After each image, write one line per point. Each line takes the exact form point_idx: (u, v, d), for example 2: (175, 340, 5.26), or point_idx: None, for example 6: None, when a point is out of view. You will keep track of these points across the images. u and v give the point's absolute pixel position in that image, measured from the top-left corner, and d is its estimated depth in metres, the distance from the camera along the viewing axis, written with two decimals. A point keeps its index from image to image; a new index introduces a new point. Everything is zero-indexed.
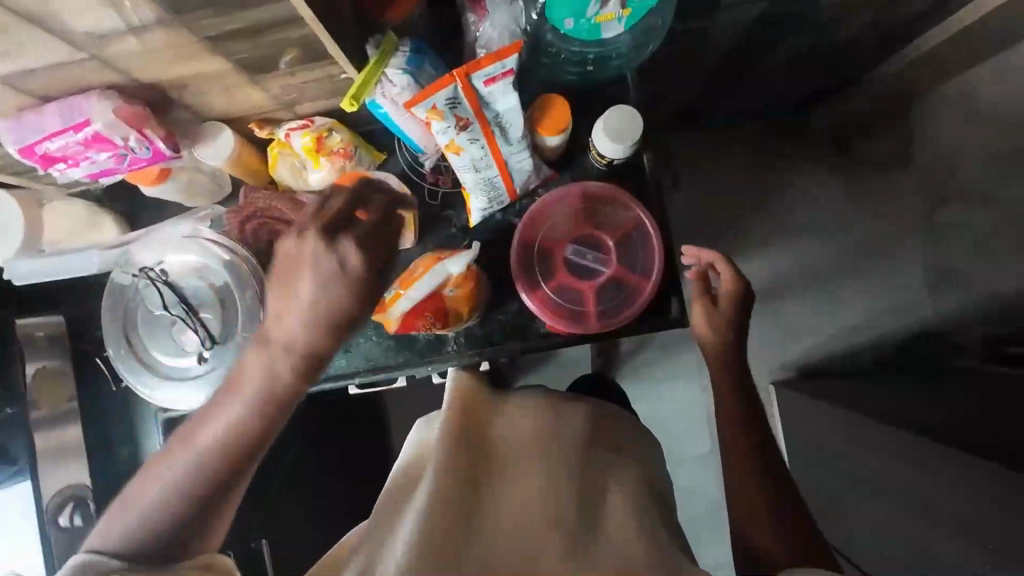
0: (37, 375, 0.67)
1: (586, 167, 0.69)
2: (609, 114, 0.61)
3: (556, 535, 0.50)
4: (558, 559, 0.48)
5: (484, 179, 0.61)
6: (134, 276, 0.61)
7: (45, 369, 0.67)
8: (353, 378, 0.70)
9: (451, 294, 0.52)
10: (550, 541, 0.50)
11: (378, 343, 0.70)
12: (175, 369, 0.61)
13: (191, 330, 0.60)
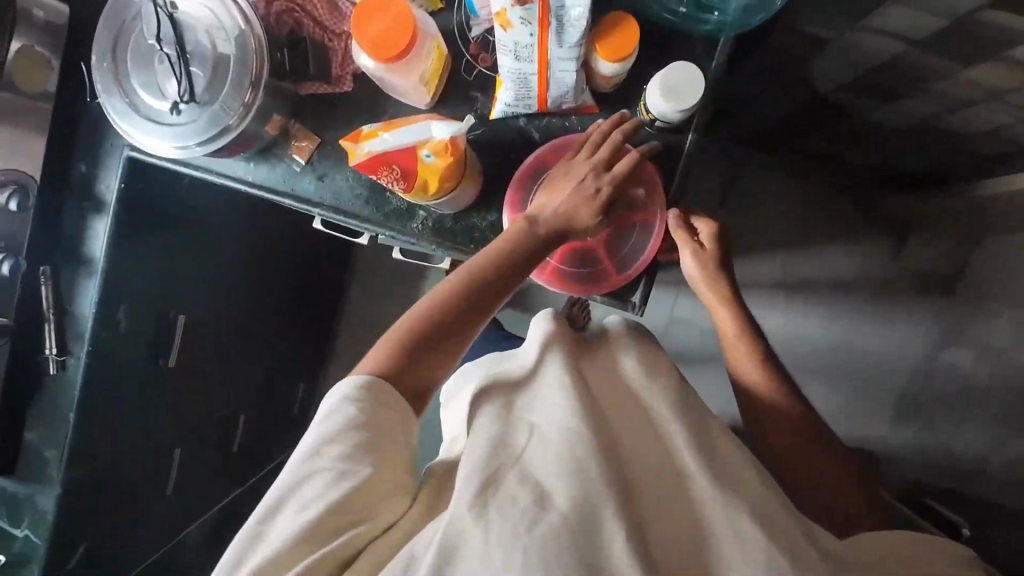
0: (21, 52, 0.67)
1: (629, 116, 0.64)
2: (673, 68, 0.56)
3: (677, 487, 0.47)
4: (686, 510, 0.46)
5: (521, 72, 0.56)
6: None
7: (31, 51, 0.68)
8: (312, 207, 0.68)
9: (427, 159, 0.49)
10: (673, 492, 0.47)
11: (350, 186, 0.68)
12: (145, 105, 0.60)
13: (175, 75, 0.58)
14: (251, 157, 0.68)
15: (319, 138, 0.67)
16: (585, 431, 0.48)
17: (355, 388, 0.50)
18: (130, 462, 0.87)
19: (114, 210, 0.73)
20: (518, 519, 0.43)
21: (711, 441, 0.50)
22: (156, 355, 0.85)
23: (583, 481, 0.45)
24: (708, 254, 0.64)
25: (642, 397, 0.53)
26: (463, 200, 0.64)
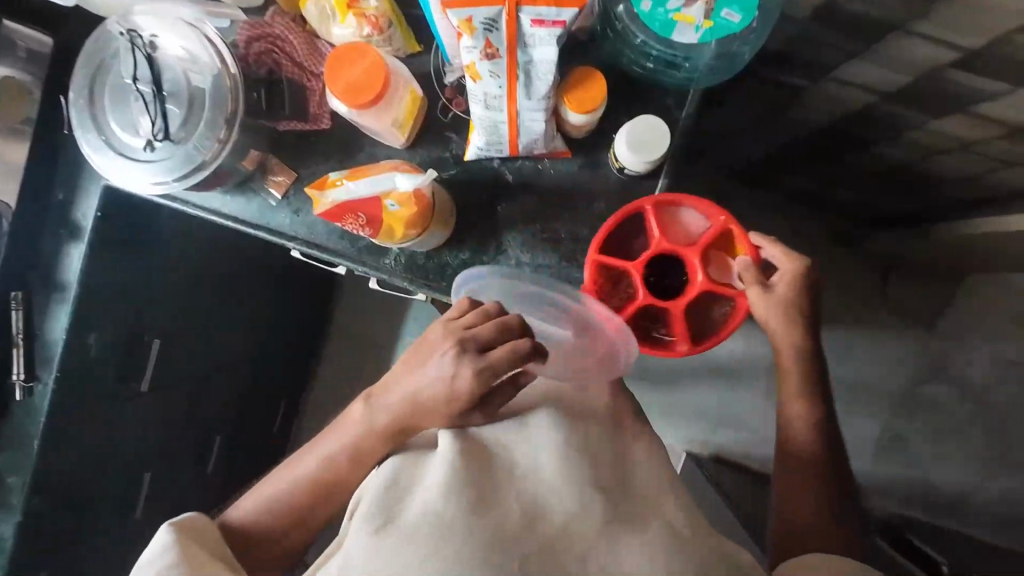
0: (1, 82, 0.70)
1: (600, 159, 0.65)
2: (642, 120, 0.57)
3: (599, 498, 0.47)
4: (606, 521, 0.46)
5: (491, 120, 0.58)
6: (121, 35, 0.59)
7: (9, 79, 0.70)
8: (288, 240, 0.69)
9: (391, 208, 0.50)
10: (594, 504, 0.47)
11: (326, 221, 0.69)
12: (120, 141, 0.60)
13: (150, 114, 0.59)
14: (228, 191, 0.69)
15: (296, 173, 0.68)
16: (494, 460, 0.50)
17: (179, 522, 0.54)
18: (99, 487, 0.86)
19: (89, 237, 0.73)
20: (404, 542, 0.44)
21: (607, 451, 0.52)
22: (129, 378, 0.84)
23: (488, 507, 0.46)
24: (800, 301, 0.64)
25: (528, 412, 0.55)
26: (435, 237, 0.65)
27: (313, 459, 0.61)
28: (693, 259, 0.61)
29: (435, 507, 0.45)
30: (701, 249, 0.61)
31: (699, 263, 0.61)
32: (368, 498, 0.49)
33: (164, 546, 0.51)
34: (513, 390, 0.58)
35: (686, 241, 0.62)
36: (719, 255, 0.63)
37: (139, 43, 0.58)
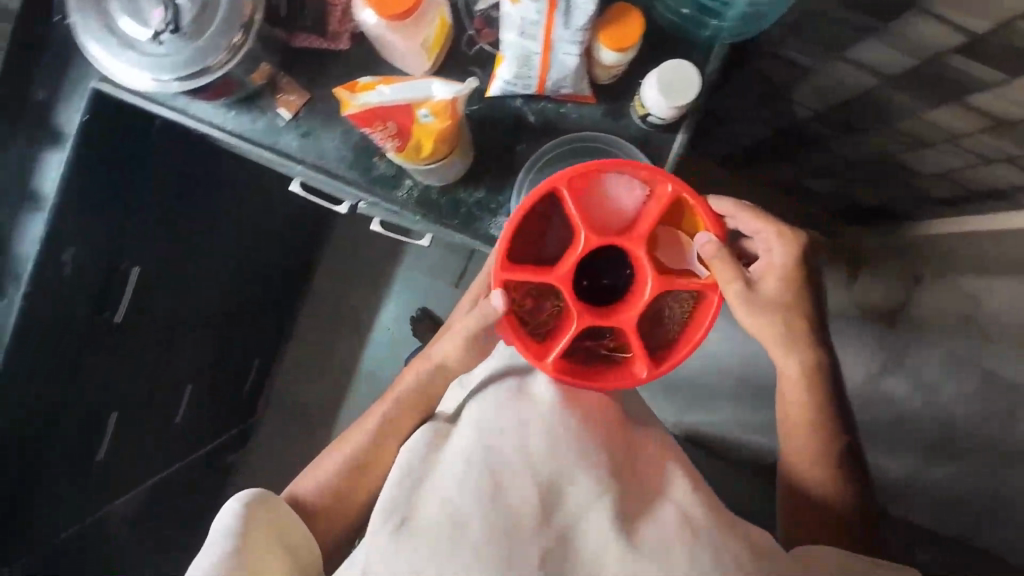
0: None
1: (622, 109, 0.65)
2: (672, 65, 0.57)
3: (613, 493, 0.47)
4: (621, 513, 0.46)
5: (524, 50, 0.56)
6: None
7: None
8: (296, 161, 0.67)
9: (423, 117, 0.48)
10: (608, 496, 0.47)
11: (336, 147, 0.67)
12: (127, 30, 0.56)
13: (160, 4, 0.55)
14: (233, 106, 0.66)
15: (309, 95, 0.66)
16: (505, 454, 0.49)
17: (252, 496, 0.52)
18: (64, 421, 0.81)
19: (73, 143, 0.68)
20: (421, 546, 0.43)
21: (619, 457, 0.51)
22: (101, 306, 0.79)
23: (500, 508, 0.45)
24: (797, 293, 0.62)
25: (532, 404, 0.53)
26: (457, 167, 0.64)
27: (336, 457, 0.62)
28: (636, 249, 0.56)
29: (451, 510, 0.45)
30: (635, 238, 0.57)
31: (646, 255, 0.57)
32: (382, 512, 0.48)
33: (241, 517, 0.50)
34: None
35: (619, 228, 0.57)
36: (667, 237, 0.58)
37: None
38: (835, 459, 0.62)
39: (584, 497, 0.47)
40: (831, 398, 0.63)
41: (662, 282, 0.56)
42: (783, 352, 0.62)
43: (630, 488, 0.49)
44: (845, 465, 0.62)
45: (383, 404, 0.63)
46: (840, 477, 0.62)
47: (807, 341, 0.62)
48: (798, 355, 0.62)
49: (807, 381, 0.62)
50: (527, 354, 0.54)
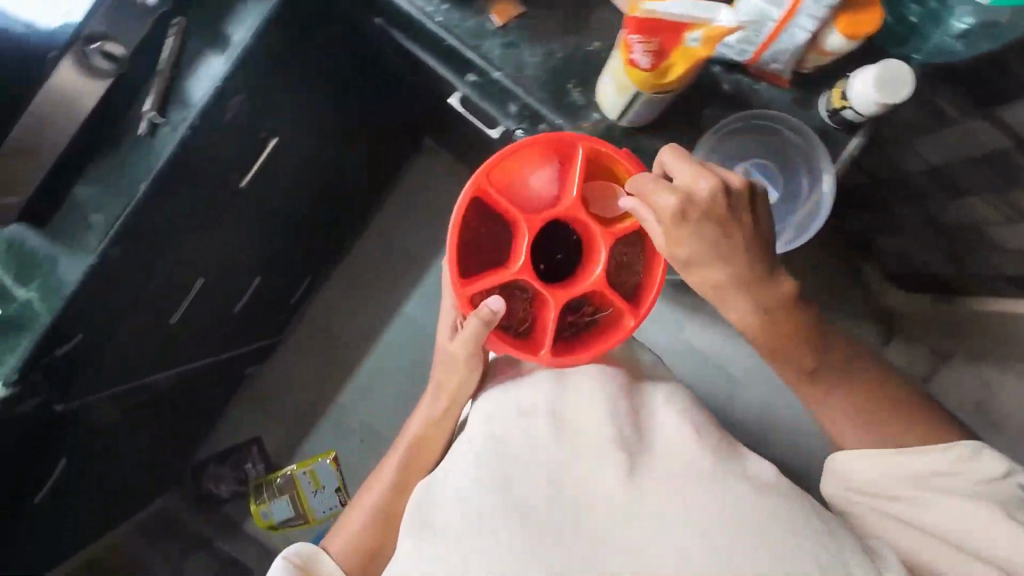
0: None
1: (810, 101, 0.69)
2: (891, 64, 0.60)
3: (616, 451, 0.53)
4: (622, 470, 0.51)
5: (762, 14, 0.58)
6: None
7: None
8: (494, 69, 0.68)
9: (692, 41, 0.52)
10: (610, 458, 0.52)
11: (533, 66, 0.69)
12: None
13: None
14: (449, 3, 0.68)
15: (524, 11, 0.68)
16: (501, 450, 0.56)
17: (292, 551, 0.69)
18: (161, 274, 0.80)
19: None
20: (457, 542, 0.49)
21: (618, 426, 0.56)
22: (233, 167, 0.79)
23: (513, 487, 0.51)
24: (727, 233, 0.58)
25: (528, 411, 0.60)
26: (653, 112, 0.66)
27: (375, 490, 0.75)
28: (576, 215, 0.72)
29: (467, 506, 0.52)
30: (569, 205, 0.72)
31: (586, 216, 0.72)
32: (412, 517, 0.55)
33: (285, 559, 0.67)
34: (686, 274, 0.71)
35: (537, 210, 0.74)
36: (597, 196, 0.73)
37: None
38: (836, 393, 0.62)
39: (594, 486, 0.51)
40: (787, 334, 0.62)
41: (609, 237, 0.72)
42: (728, 307, 0.63)
43: (631, 447, 0.53)
44: (843, 387, 0.62)
45: (401, 446, 0.78)
46: (849, 404, 0.62)
47: (741, 289, 0.61)
48: (738, 301, 0.62)
49: (775, 338, 0.63)
50: (522, 355, 0.70)
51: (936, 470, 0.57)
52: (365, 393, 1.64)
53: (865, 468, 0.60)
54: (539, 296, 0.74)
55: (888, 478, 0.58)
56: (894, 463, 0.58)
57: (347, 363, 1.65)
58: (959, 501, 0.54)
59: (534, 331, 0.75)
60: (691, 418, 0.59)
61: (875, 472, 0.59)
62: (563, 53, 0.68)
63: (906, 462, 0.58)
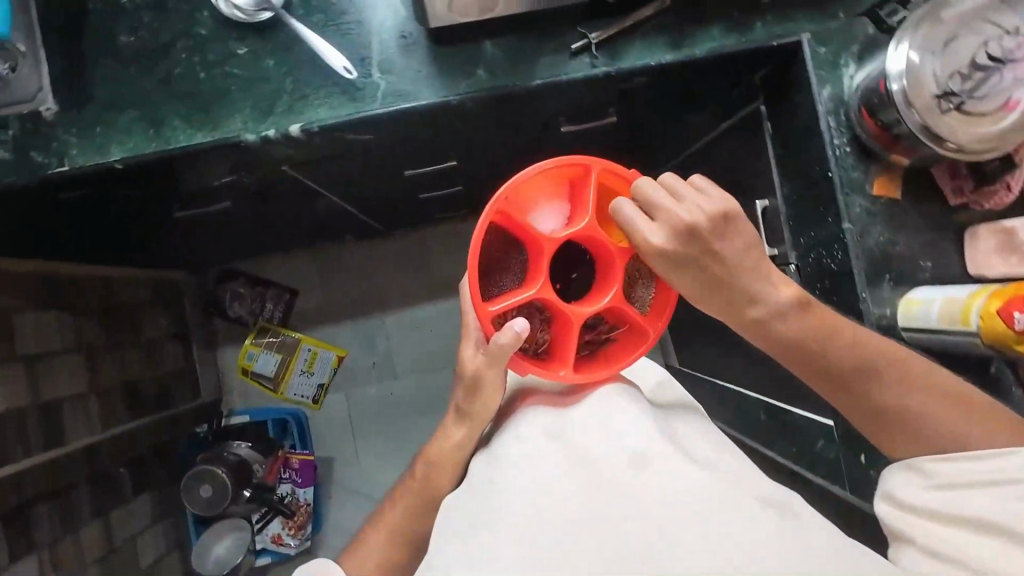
0: None
1: None
2: None
3: (637, 467, 0.55)
4: (653, 483, 0.54)
5: None
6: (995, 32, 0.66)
7: None
8: (846, 220, 0.74)
9: None
10: (635, 471, 0.55)
11: (871, 241, 0.75)
12: (931, 63, 0.67)
13: (950, 82, 0.66)
14: (851, 148, 0.75)
15: (898, 199, 0.75)
16: (529, 459, 0.58)
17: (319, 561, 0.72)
18: (451, 139, 0.83)
19: (759, 39, 0.74)
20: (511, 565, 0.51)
21: (629, 431, 0.59)
22: (573, 113, 0.84)
23: (556, 498, 0.54)
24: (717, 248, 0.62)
25: (548, 427, 0.62)
26: (947, 346, 0.72)
27: (399, 510, 0.74)
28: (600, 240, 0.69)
29: (512, 514, 0.54)
30: (588, 227, 0.68)
31: (605, 236, 0.69)
32: (457, 543, 0.55)
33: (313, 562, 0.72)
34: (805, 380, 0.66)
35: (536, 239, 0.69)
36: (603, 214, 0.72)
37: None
38: (882, 416, 0.63)
39: (626, 510, 0.52)
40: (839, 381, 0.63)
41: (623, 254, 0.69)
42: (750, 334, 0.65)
43: (648, 466, 0.56)
44: (899, 405, 0.61)
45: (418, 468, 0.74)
46: (902, 427, 0.62)
47: (763, 297, 0.63)
48: (788, 310, 0.63)
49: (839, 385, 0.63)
50: (545, 374, 0.67)
51: (984, 479, 0.56)
52: (410, 322, 1.59)
53: (918, 489, 0.59)
54: (559, 318, 0.69)
55: (937, 498, 0.58)
56: (935, 471, 0.59)
57: (416, 288, 1.59)
58: (1004, 506, 0.53)
59: (555, 348, 0.71)
60: (724, 442, 0.62)
61: (924, 491, 0.59)
62: (899, 250, 0.75)
63: (952, 469, 0.58)
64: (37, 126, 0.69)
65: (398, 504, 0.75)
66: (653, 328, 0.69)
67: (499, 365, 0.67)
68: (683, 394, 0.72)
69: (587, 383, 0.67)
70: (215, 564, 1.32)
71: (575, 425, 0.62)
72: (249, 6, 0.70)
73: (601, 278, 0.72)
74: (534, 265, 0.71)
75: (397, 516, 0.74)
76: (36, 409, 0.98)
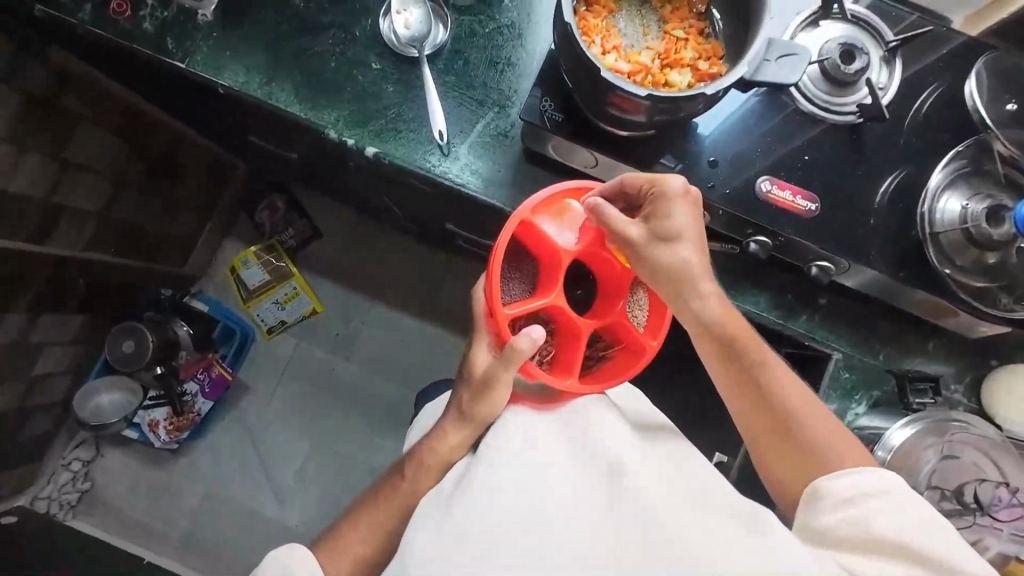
0: (927, 304, 0.70)
1: None
2: None
3: (622, 470, 0.56)
4: (638, 484, 0.54)
5: None
6: (986, 472, 0.68)
7: (929, 304, 0.70)
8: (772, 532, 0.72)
9: None
10: (619, 476, 0.55)
11: None
12: (931, 457, 0.67)
13: (929, 488, 0.66)
14: None
15: None
16: (524, 449, 0.58)
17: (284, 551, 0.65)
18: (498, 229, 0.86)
19: (798, 329, 0.74)
20: (494, 554, 0.49)
21: (614, 439, 0.60)
22: None
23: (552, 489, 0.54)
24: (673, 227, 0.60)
25: (542, 425, 0.62)
26: None
27: (371, 520, 0.68)
28: (608, 257, 0.68)
29: (503, 498, 0.53)
30: (597, 244, 0.68)
31: (614, 254, 0.68)
32: (438, 523, 0.53)
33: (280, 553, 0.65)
34: (755, 453, 0.62)
35: (549, 252, 0.67)
36: None
37: (1014, 511, 0.67)
38: (776, 430, 0.60)
39: (613, 513, 0.52)
40: (780, 444, 0.59)
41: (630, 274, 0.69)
42: (716, 366, 0.63)
43: (624, 477, 0.55)
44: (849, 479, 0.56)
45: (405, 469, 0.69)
46: (792, 440, 0.59)
47: (694, 283, 0.60)
48: (709, 295, 0.60)
49: (781, 451, 0.59)
50: (554, 382, 0.64)
51: (874, 490, 0.54)
52: (389, 324, 1.57)
53: (825, 513, 0.54)
54: (570, 329, 0.68)
55: (842, 517, 0.53)
56: (833, 495, 0.54)
57: (417, 299, 1.58)
58: (901, 522, 0.51)
59: (560, 359, 0.69)
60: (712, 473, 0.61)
61: (828, 516, 0.53)
62: None
63: (850, 486, 0.54)
64: (186, 21, 0.77)
65: (373, 506, 0.70)
66: (649, 347, 0.67)
67: (511, 368, 0.63)
68: (658, 413, 0.69)
69: (592, 391, 0.65)
70: (92, 410, 1.35)
71: (582, 421, 0.62)
72: (405, 37, 0.76)
73: (606, 294, 0.70)
74: (548, 277, 0.68)
75: (368, 521, 0.68)
76: (42, 202, 1.06)
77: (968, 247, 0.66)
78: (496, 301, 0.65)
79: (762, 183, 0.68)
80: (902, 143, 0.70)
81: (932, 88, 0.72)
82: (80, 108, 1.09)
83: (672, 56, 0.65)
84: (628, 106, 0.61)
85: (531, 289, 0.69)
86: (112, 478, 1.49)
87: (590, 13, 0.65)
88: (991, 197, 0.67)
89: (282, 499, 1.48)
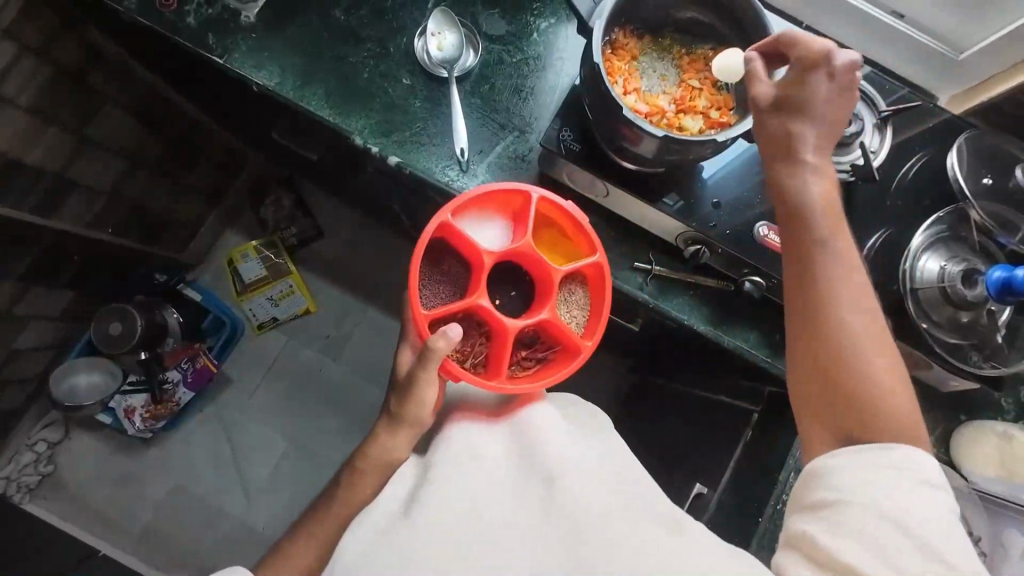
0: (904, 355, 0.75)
1: None
2: None
3: (565, 472, 0.57)
4: (578, 489, 0.56)
5: None
6: None
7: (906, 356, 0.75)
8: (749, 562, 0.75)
9: None
10: (561, 478, 0.57)
11: None
12: None
13: None
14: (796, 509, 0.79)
15: None
16: (467, 456, 0.60)
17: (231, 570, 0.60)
18: None
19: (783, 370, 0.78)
20: (424, 547, 0.53)
21: (553, 446, 0.61)
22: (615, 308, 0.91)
23: (486, 497, 0.57)
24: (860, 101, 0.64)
25: (486, 433, 0.64)
26: None
27: None
28: (535, 258, 0.69)
29: (441, 508, 0.55)
30: (524, 246, 0.70)
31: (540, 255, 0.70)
32: (387, 528, 0.56)
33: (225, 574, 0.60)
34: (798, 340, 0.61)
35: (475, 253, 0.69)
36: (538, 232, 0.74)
37: None
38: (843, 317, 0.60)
39: (549, 514, 0.55)
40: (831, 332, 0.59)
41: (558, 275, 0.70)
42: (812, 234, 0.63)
43: (562, 484, 0.56)
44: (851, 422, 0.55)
45: None
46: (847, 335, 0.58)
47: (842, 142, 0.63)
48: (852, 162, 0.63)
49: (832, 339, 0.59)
50: (480, 382, 0.66)
51: (897, 462, 0.51)
52: (382, 329, 1.58)
53: (843, 479, 0.51)
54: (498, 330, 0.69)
55: (849, 489, 0.51)
56: (851, 464, 0.52)
57: None
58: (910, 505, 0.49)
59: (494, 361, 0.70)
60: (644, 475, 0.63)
61: (843, 487, 0.51)
62: None
63: (872, 455, 0.52)
64: (229, 20, 0.80)
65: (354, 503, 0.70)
66: (582, 347, 0.68)
67: (431, 367, 0.63)
68: (597, 412, 0.72)
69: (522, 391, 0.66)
70: (67, 389, 1.31)
71: (524, 428, 0.64)
72: (437, 58, 0.80)
73: (539, 295, 0.71)
74: (473, 279, 0.70)
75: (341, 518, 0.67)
76: (54, 174, 1.08)
77: (946, 304, 0.71)
78: (415, 306, 0.66)
79: (759, 228, 0.73)
80: (888, 204, 0.76)
81: (918, 156, 0.78)
82: (107, 88, 1.11)
83: (687, 103, 0.71)
84: (635, 140, 0.66)
85: (458, 293, 0.71)
86: (79, 462, 1.44)
87: (615, 56, 0.70)
88: (967, 261, 0.72)
89: (249, 498, 1.45)
